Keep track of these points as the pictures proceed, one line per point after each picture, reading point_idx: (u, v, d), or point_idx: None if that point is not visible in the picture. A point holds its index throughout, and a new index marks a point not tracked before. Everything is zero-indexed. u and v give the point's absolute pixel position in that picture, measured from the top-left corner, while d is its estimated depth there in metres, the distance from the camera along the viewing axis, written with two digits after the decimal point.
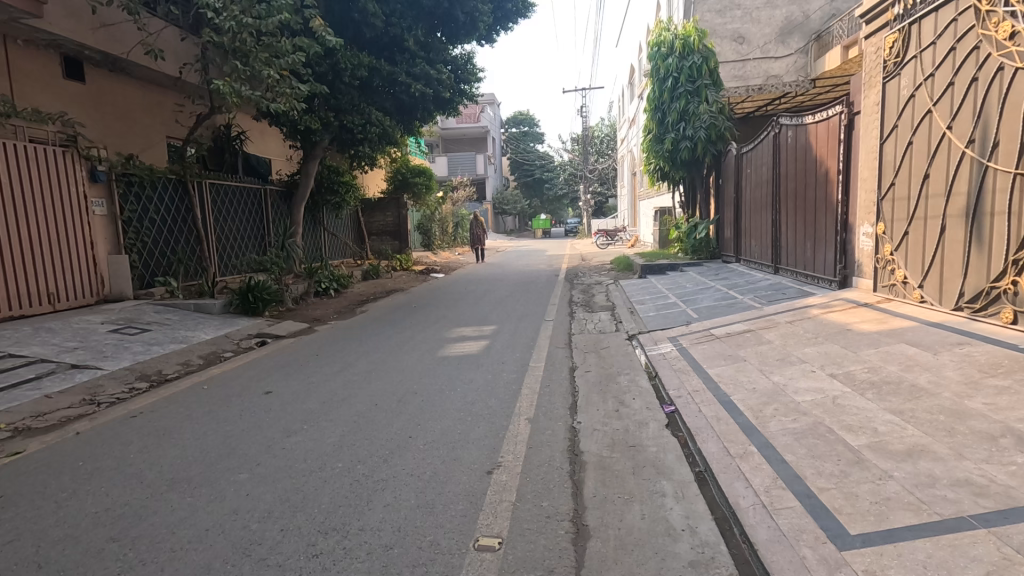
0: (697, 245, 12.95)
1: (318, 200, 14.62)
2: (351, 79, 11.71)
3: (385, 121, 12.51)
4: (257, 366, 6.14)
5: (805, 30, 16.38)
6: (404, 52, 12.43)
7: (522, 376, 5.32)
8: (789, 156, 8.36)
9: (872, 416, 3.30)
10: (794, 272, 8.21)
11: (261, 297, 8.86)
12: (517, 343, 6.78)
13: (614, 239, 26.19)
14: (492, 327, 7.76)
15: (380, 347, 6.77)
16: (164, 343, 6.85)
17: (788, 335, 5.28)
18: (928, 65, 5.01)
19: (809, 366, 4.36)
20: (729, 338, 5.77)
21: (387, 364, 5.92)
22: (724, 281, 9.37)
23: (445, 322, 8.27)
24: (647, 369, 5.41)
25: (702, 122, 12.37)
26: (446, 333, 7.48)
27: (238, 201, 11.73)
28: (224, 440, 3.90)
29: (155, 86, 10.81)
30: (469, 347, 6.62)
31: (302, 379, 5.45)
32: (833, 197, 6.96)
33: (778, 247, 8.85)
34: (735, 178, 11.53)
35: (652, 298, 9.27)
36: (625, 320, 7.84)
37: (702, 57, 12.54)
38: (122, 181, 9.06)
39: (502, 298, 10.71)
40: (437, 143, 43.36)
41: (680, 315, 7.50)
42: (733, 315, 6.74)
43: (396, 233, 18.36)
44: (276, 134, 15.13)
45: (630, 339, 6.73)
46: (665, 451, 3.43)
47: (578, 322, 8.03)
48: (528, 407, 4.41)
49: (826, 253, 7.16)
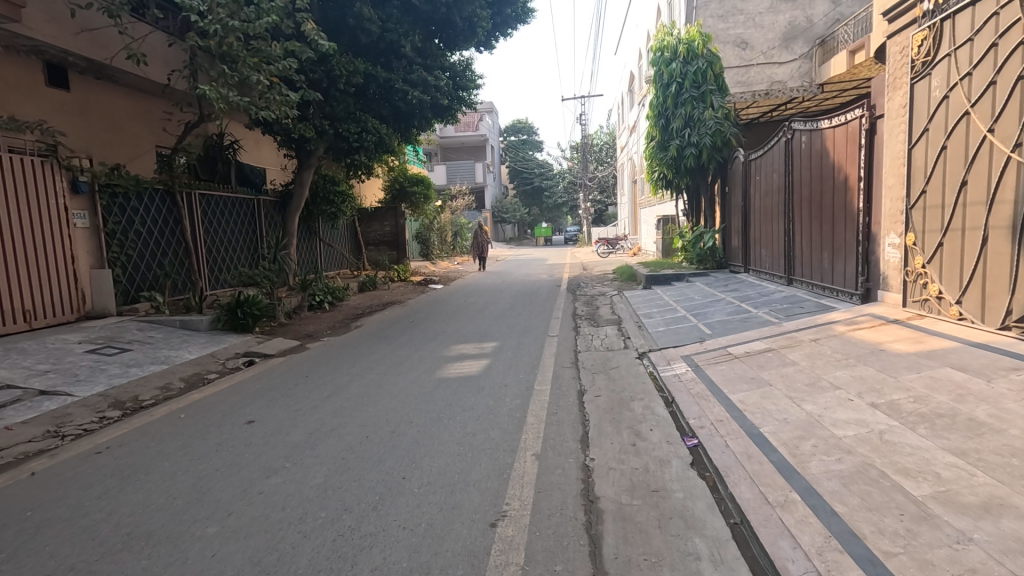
0: (703, 255, 12.58)
1: (314, 210, 14.17)
2: (346, 87, 11.36)
3: (382, 128, 12.21)
4: (242, 389, 5.72)
5: (809, 36, 16.10)
6: (401, 59, 12.09)
7: (526, 402, 4.90)
8: (804, 163, 7.99)
9: (931, 458, 2.89)
10: (810, 284, 7.83)
11: (251, 312, 8.40)
12: (520, 363, 6.36)
13: (615, 247, 25.89)
14: (493, 344, 7.35)
15: (375, 367, 6.34)
16: (144, 364, 6.42)
17: (814, 356, 4.86)
18: (965, 64, 4.66)
19: (844, 393, 3.94)
20: (749, 358, 5.35)
21: (381, 387, 5.51)
22: (734, 293, 8.97)
23: (443, 338, 7.86)
24: (663, 393, 4.99)
25: (707, 128, 12.04)
26: (445, 350, 7.07)
27: (230, 211, 11.36)
28: (195, 482, 3.48)
29: (143, 93, 10.45)
30: (470, 367, 6.21)
31: (287, 405, 5.02)
32: (854, 206, 6.60)
33: (792, 258, 8.48)
34: (742, 185, 11.16)
35: (659, 311, 8.86)
36: (634, 336, 7.42)
37: (706, 62, 12.23)
38: (106, 193, 8.66)
39: (502, 311, 10.30)
40: (436, 151, 43.10)
41: (691, 331, 7.08)
42: (750, 331, 6.32)
43: (394, 243, 18.00)
44: (269, 142, 14.77)
45: (640, 357, 6.31)
46: (693, 497, 3.02)
47: (584, 338, 7.61)
48: (534, 440, 3.99)
49: (847, 264, 6.78)
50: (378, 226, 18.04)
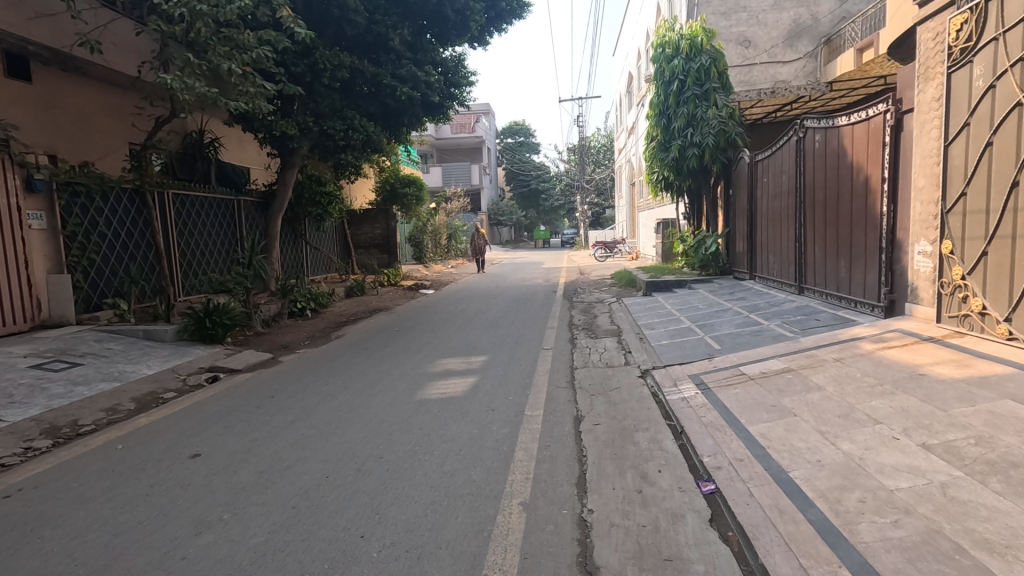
0: (706, 260, 12.00)
1: (298, 211, 13.51)
2: (330, 81, 10.84)
3: (370, 126, 11.58)
4: (200, 412, 5.10)
5: (815, 34, 15.57)
6: (389, 53, 11.56)
7: (515, 432, 4.29)
8: (818, 163, 7.42)
9: (1020, 528, 2.30)
10: (825, 294, 7.27)
11: (220, 321, 7.83)
12: (510, 381, 5.75)
13: (613, 251, 25.31)
14: (482, 358, 6.75)
15: (350, 386, 5.74)
16: (92, 382, 5.80)
17: (844, 380, 4.27)
18: (1016, 49, 4.13)
19: (887, 428, 3.35)
20: (765, 379, 4.77)
21: (353, 412, 4.89)
22: (741, 303, 8.40)
23: (429, 351, 7.25)
24: (670, 421, 4.39)
25: (711, 127, 11.47)
26: (427, 366, 6.46)
27: (206, 213, 10.75)
28: (107, 542, 2.86)
29: (113, 86, 9.82)
30: (455, 387, 5.60)
31: (242, 434, 4.40)
32: (876, 210, 6.03)
33: (803, 266, 7.91)
34: (748, 188, 10.59)
35: (661, 322, 8.27)
36: (635, 350, 6.82)
37: (710, 58, 11.67)
38: (66, 191, 8.04)
39: (494, 319, 9.69)
40: (432, 152, 42.52)
41: (697, 345, 6.49)
42: (763, 348, 5.74)
43: (385, 246, 17.36)
44: (252, 141, 14.15)
45: (642, 376, 5.71)
46: (717, 571, 2.42)
47: (580, 351, 7.02)
48: (522, 484, 3.39)
49: (868, 273, 6.22)
50: (369, 228, 17.40)
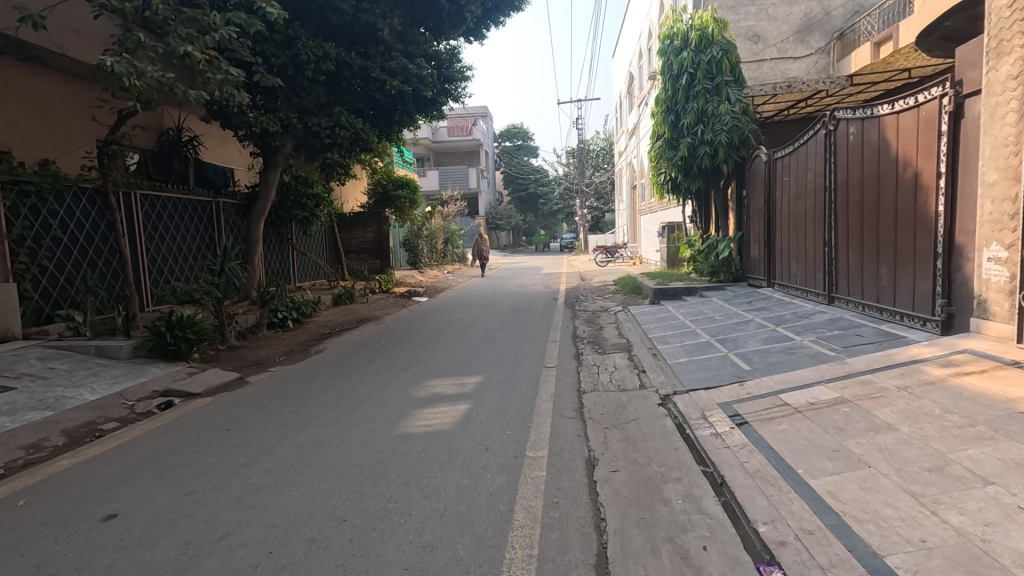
0: (717, 266, 11.19)
1: (283, 214, 12.65)
2: (315, 74, 10.07)
3: (358, 123, 10.82)
4: (138, 449, 4.27)
5: (827, 28, 14.85)
6: (379, 45, 10.81)
7: (515, 482, 3.48)
8: (852, 159, 6.65)
9: None
10: (861, 305, 6.51)
11: (184, 335, 7.00)
12: (508, 410, 4.93)
13: (614, 256, 24.57)
14: (476, 379, 5.94)
15: (321, 415, 4.93)
16: (19, 411, 4.94)
17: (922, 417, 3.47)
18: None
19: (1005, 494, 2.57)
20: (816, 413, 3.96)
21: (319, 452, 4.06)
22: (763, 314, 7.61)
23: (418, 370, 6.44)
24: (705, 468, 3.57)
25: (723, 124, 10.71)
26: (413, 390, 5.64)
27: (177, 215, 9.92)
28: None
29: (79, 79, 9.01)
30: (443, 417, 4.79)
31: (178, 484, 3.57)
32: (929, 210, 5.26)
33: (834, 273, 7.15)
34: (765, 188, 9.83)
35: (676, 335, 7.46)
36: (650, 370, 5.99)
37: (721, 50, 10.93)
38: (12, 191, 7.16)
39: (491, 332, 8.87)
40: (429, 156, 41.77)
41: (723, 365, 5.66)
42: (805, 370, 4.93)
43: (377, 251, 16.54)
44: (235, 141, 13.33)
45: (662, 403, 4.88)
46: None
47: (587, 370, 6.19)
48: (527, 565, 2.59)
49: (918, 282, 5.45)
50: (361, 232, 16.57)
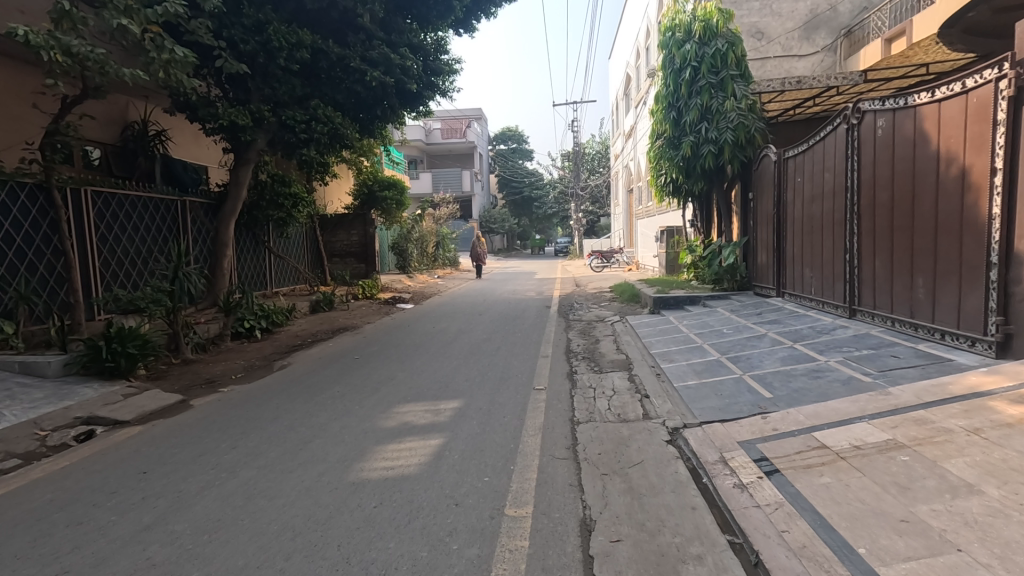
0: (721, 273, 10.44)
1: (258, 215, 11.80)
2: (287, 63, 9.27)
3: (336, 117, 10.05)
4: (23, 500, 3.43)
5: (833, 25, 14.20)
6: (359, 34, 10.02)
7: (488, 558, 2.69)
8: (879, 156, 5.93)
9: None
10: (890, 320, 5.80)
11: (123, 350, 6.17)
12: (487, 447, 4.13)
13: (610, 261, 23.87)
14: (453, 405, 5.14)
15: (264, 452, 4.10)
16: None
17: (1012, 476, 2.72)
18: None
19: None
20: (865, 461, 3.19)
21: (248, 507, 3.25)
22: (777, 328, 6.86)
23: (387, 393, 5.63)
24: (733, 538, 2.78)
25: (728, 121, 9.99)
26: (379, 418, 4.83)
27: (134, 215, 9.09)
28: None
29: (25, 64, 8.19)
30: (409, 456, 3.99)
31: (51, 558, 2.75)
32: (981, 212, 4.56)
33: (856, 283, 6.42)
34: (773, 189, 9.11)
35: (681, 351, 6.68)
36: (654, 396, 5.20)
37: (727, 42, 10.23)
38: None
39: (476, 345, 8.07)
40: (422, 158, 40.87)
41: (739, 391, 4.88)
42: (838, 400, 4.17)
43: (362, 255, 15.77)
44: (208, 137, 12.48)
45: (671, 440, 4.10)
46: None
47: (581, 394, 5.40)
48: None
49: (964, 296, 4.75)
50: (344, 235, 15.84)
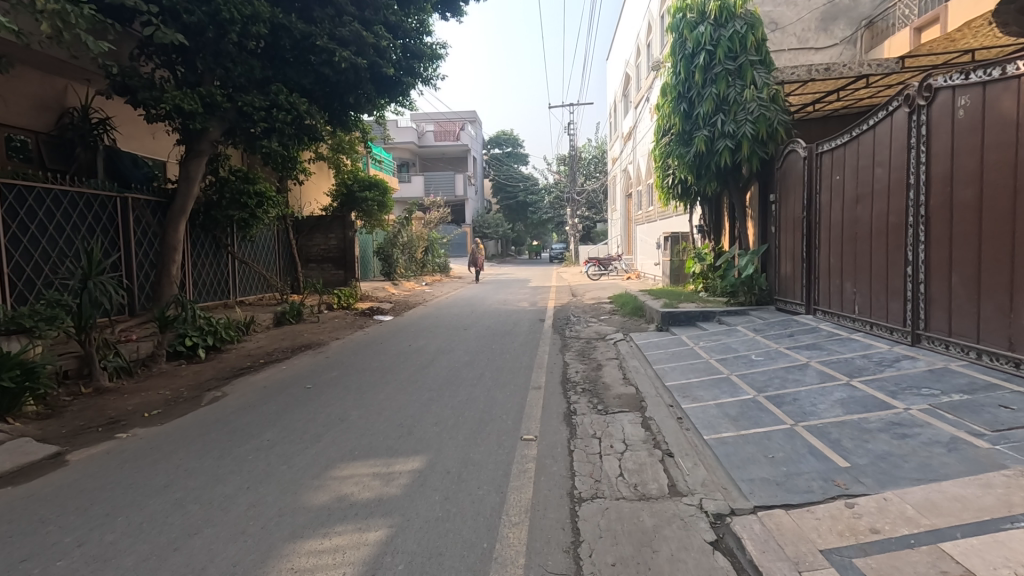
0: (737, 285, 9.13)
1: (216, 215, 10.39)
2: (241, 39, 7.97)
3: (301, 104, 8.63)
4: None
5: (853, 16, 13.02)
6: (327, 8, 8.80)
7: None
8: (959, 144, 4.71)
9: None
10: (976, 351, 4.56)
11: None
12: (450, 548, 2.81)
13: (608, 269, 22.65)
14: (412, 467, 3.82)
15: (117, 557, 2.77)
16: None
17: None
18: None
19: None
20: None
21: None
22: (822, 356, 5.58)
23: (330, 445, 4.30)
24: None
25: (747, 113, 8.77)
26: (306, 492, 3.48)
27: (55, 211, 7.74)
28: None
29: None
30: (331, 567, 2.66)
31: None
32: None
33: (921, 302, 5.19)
34: (802, 190, 7.87)
35: (705, 385, 5.37)
36: (681, 457, 3.88)
37: (745, 24, 9.07)
38: None
39: (455, 371, 6.74)
40: (414, 161, 39.35)
41: (800, 453, 3.58)
42: (957, 481, 2.88)
43: (340, 261, 14.47)
44: (162, 126, 11.08)
45: (718, 541, 2.80)
46: None
47: (583, 452, 4.06)
48: None
49: None
50: (322, 238, 14.52)
